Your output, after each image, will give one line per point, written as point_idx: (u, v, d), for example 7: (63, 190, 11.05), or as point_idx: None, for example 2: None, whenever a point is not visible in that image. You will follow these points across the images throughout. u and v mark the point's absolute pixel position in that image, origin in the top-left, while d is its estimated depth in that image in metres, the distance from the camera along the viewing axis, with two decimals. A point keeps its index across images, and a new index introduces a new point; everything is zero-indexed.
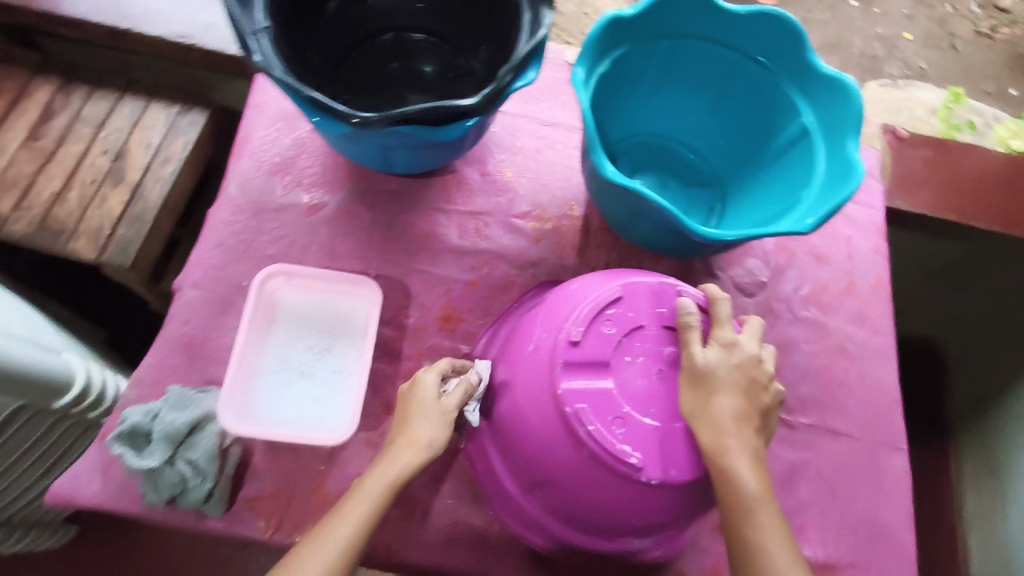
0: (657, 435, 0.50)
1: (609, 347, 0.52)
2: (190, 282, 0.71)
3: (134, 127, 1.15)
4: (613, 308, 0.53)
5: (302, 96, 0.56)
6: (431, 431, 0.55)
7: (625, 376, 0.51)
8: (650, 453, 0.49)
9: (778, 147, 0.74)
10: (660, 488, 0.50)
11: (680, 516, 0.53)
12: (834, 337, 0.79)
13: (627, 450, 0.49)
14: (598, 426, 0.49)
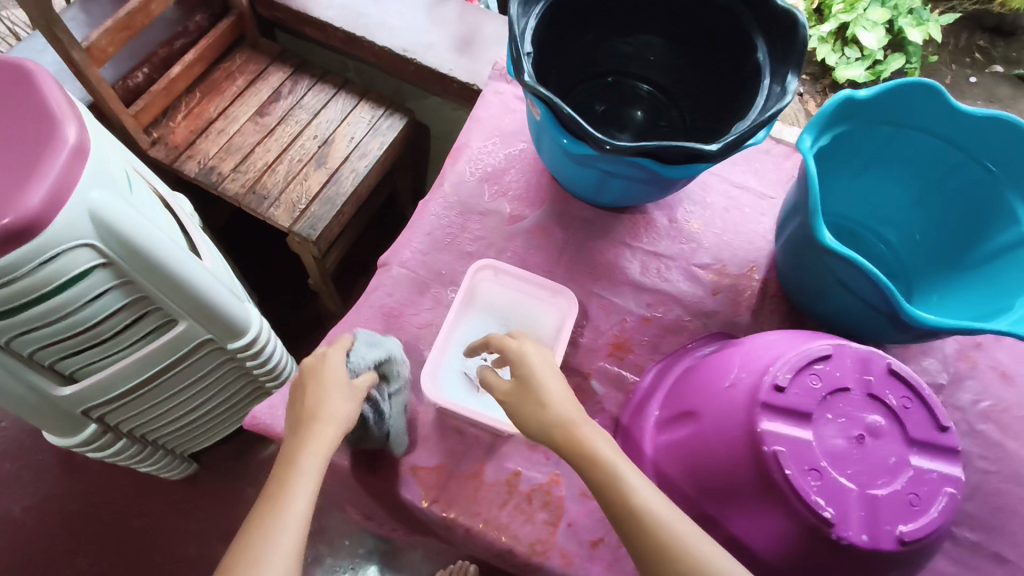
0: (854, 499, 0.49)
1: (813, 399, 0.52)
2: (398, 261, 0.78)
3: (343, 120, 1.28)
4: (821, 364, 0.54)
5: (560, 116, 0.62)
6: (345, 406, 0.59)
7: (824, 432, 0.52)
8: (843, 513, 0.49)
9: (987, 250, 0.72)
10: (845, 553, 0.49)
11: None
12: (1012, 460, 0.74)
13: (821, 505, 0.48)
14: (794, 473, 0.49)
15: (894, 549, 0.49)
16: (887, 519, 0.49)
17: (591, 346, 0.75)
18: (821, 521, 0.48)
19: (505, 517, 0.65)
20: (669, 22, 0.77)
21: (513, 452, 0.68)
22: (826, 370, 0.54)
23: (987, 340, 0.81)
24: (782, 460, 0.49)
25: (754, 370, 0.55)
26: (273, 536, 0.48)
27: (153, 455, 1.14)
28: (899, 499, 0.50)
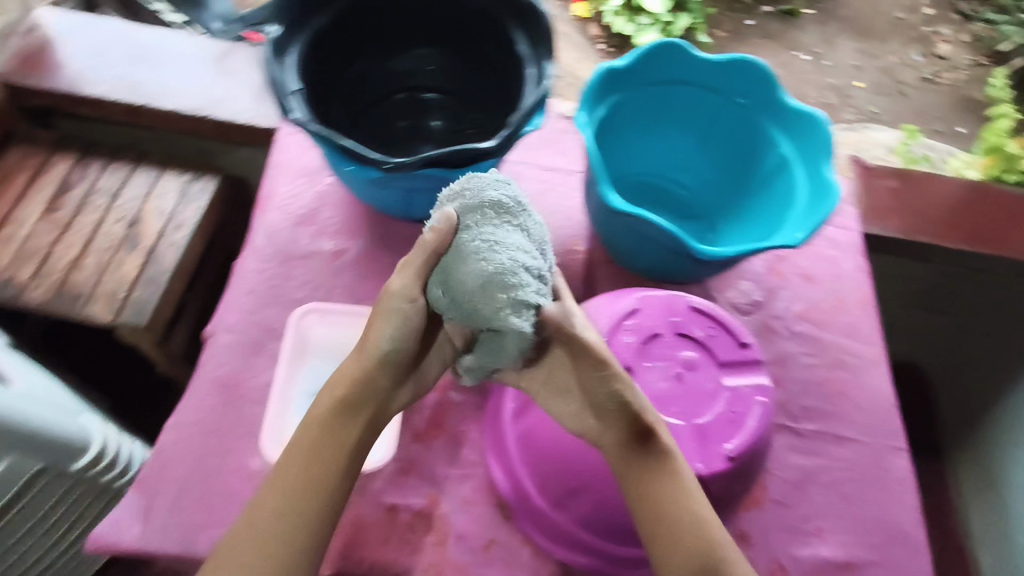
0: (683, 432, 0.54)
1: (630, 353, 0.57)
2: (225, 326, 0.74)
3: (147, 196, 1.19)
4: (631, 320, 0.58)
5: (337, 146, 0.62)
6: (392, 358, 0.54)
7: (647, 379, 0.56)
8: (678, 449, 0.54)
9: (763, 175, 0.81)
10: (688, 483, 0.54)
11: (706, 513, 0.57)
12: (830, 350, 0.84)
13: (654, 447, 0.54)
14: (625, 425, 0.54)
15: (728, 466, 0.54)
16: (715, 440, 0.55)
17: None
18: (657, 461, 0.53)
19: (391, 552, 0.64)
20: (435, 29, 0.79)
21: (386, 485, 0.67)
22: (640, 320, 0.58)
23: (788, 252, 0.91)
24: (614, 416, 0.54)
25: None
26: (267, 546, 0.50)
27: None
28: (723, 419, 0.55)
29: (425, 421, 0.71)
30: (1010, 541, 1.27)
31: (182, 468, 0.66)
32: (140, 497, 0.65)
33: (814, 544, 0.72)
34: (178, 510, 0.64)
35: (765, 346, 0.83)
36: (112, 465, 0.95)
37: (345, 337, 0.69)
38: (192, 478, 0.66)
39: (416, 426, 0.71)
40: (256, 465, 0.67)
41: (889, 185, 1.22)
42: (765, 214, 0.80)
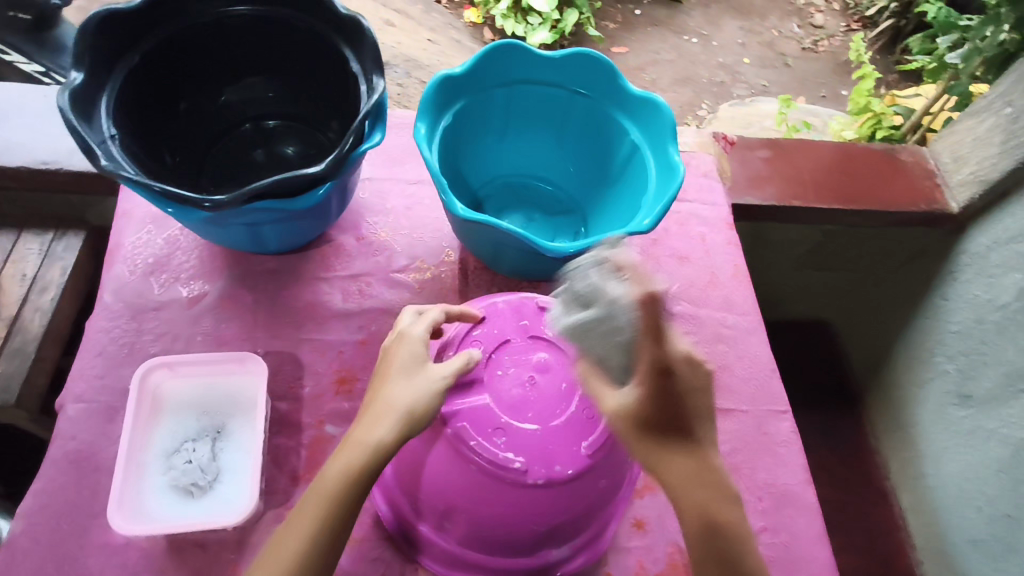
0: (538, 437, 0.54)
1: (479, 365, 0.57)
2: (72, 395, 0.69)
3: (5, 261, 1.04)
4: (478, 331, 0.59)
5: (154, 192, 0.59)
6: (389, 418, 0.53)
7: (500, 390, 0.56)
8: (533, 455, 0.54)
9: (618, 163, 0.82)
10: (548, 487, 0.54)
11: (577, 512, 0.58)
12: (707, 326, 0.86)
13: (510, 457, 0.53)
14: (477, 439, 0.53)
15: (585, 464, 0.54)
16: (570, 440, 0.54)
17: (315, 393, 0.73)
18: (514, 471, 0.53)
19: None
20: (267, 56, 0.77)
21: (265, 536, 0.64)
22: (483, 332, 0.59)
23: (660, 235, 0.93)
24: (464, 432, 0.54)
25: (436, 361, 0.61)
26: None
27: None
28: (577, 419, 0.55)
29: (303, 461, 0.68)
30: (923, 479, 1.31)
31: (31, 557, 0.61)
32: None
33: None
34: None
35: None
36: None
37: (200, 387, 0.66)
38: (45, 566, 0.61)
39: (293, 467, 0.68)
40: (118, 539, 0.62)
41: (762, 156, 1.27)
42: (624, 203, 0.81)
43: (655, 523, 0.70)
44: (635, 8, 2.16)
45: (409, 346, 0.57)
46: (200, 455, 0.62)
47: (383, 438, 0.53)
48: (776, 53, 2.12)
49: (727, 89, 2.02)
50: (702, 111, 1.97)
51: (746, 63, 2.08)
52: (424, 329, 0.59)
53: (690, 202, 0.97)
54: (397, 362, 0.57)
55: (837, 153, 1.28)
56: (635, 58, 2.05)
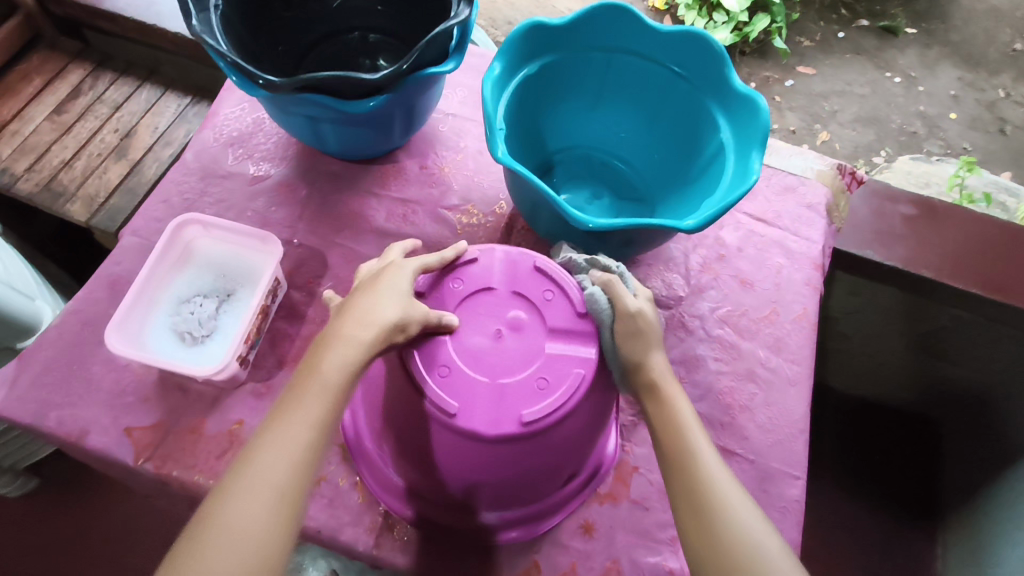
0: (481, 389, 0.53)
1: (452, 301, 0.57)
2: (130, 229, 0.76)
3: (146, 112, 1.18)
4: (466, 269, 0.58)
5: (226, 60, 0.63)
6: (375, 318, 0.51)
7: (462, 330, 0.55)
8: (469, 404, 0.52)
9: (702, 162, 0.75)
10: (475, 440, 0.52)
11: (503, 480, 0.56)
12: (745, 361, 0.77)
13: (447, 399, 0.52)
14: (419, 372, 0.53)
15: (516, 432, 0.51)
16: (511, 405, 0.52)
17: (328, 294, 0.75)
18: (445, 413, 0.52)
19: (222, 466, 0.65)
20: None
21: (238, 404, 0.68)
22: (469, 273, 0.58)
23: (730, 252, 0.85)
24: (413, 359, 0.53)
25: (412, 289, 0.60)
26: (263, 454, 0.46)
27: (13, 480, 1.04)
28: (527, 384, 0.53)
29: (294, 349, 0.71)
30: None
31: (52, 349, 0.69)
32: (11, 368, 0.68)
33: (663, 552, 0.66)
34: (38, 386, 0.67)
35: (673, 344, 0.78)
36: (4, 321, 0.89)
37: (225, 252, 0.70)
38: (60, 359, 0.69)
39: (283, 352, 0.71)
40: (121, 359, 0.69)
41: (903, 212, 1.11)
42: (692, 201, 0.74)
43: (603, 531, 0.66)
44: (840, 30, 1.83)
45: (398, 274, 0.55)
46: (204, 310, 0.67)
47: (368, 343, 0.51)
48: (993, 115, 1.72)
49: (917, 142, 1.69)
50: (878, 159, 1.67)
51: (952, 119, 1.71)
52: (415, 267, 0.56)
53: (780, 228, 0.87)
54: (381, 285, 0.54)
55: (1000, 233, 1.09)
56: (821, 83, 1.76)
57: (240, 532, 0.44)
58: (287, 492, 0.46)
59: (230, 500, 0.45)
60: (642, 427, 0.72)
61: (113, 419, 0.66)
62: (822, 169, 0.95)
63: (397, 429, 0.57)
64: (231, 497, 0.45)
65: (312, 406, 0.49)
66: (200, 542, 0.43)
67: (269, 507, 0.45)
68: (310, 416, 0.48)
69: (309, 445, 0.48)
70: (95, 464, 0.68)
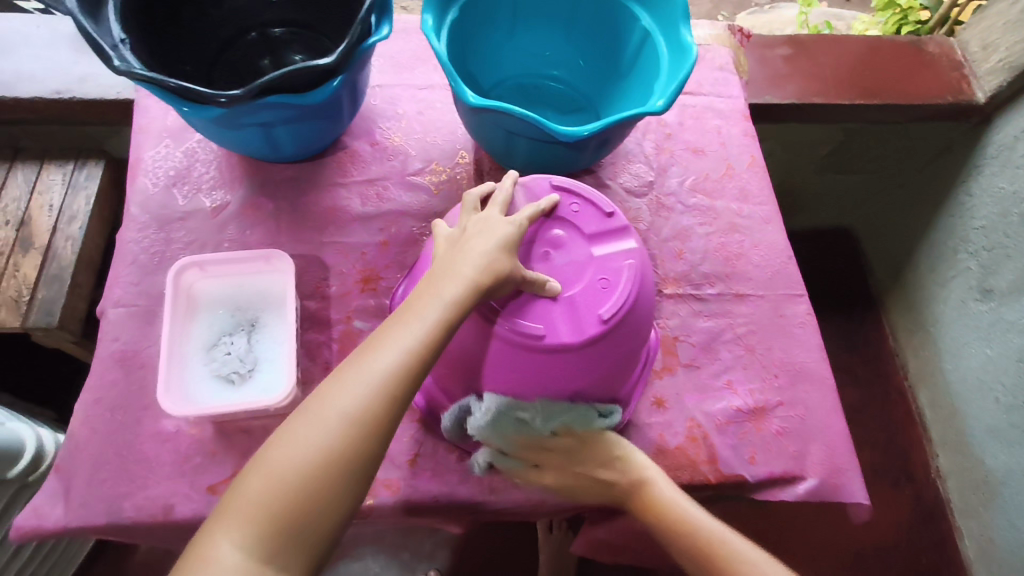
0: (557, 308, 0.59)
1: None
2: (112, 302, 0.72)
3: (32, 193, 1.07)
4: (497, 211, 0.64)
5: (168, 90, 0.60)
6: (481, 265, 0.57)
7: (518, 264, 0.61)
8: (552, 323, 0.59)
9: (631, 52, 0.80)
10: (568, 350, 0.59)
11: (598, 380, 0.63)
12: (724, 216, 0.86)
13: (532, 325, 0.58)
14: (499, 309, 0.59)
15: (601, 329, 0.59)
16: (587, 309, 0.59)
17: (341, 292, 0.75)
18: (536, 336, 0.58)
19: None
20: None
21: None
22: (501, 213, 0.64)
23: (674, 129, 0.92)
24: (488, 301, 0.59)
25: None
26: (378, 350, 0.53)
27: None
28: (592, 288, 0.60)
29: (335, 354, 0.72)
30: (955, 383, 1.32)
31: (93, 445, 0.66)
32: (57, 480, 0.64)
33: (725, 397, 0.74)
34: (97, 485, 0.64)
35: (661, 224, 0.84)
36: (11, 451, 0.84)
37: (231, 286, 0.69)
38: (105, 450, 0.66)
39: (325, 359, 0.71)
40: (170, 427, 0.67)
41: (782, 53, 1.22)
42: (637, 89, 0.79)
43: (672, 401, 0.74)
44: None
45: (504, 225, 0.60)
46: (238, 346, 0.66)
47: (471, 277, 0.56)
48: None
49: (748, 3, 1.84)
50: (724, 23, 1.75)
51: None
52: (521, 217, 0.61)
53: (704, 94, 0.95)
54: (493, 231, 0.59)
55: (862, 48, 1.23)
56: None
57: (350, 410, 0.51)
58: (394, 394, 0.52)
59: (341, 381, 0.52)
60: (667, 302, 0.80)
61: (191, 483, 0.65)
62: (716, 33, 1.03)
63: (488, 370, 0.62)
64: (344, 380, 0.52)
65: (423, 316, 0.54)
66: (313, 413, 0.51)
67: (372, 396, 0.51)
68: (416, 325, 0.54)
69: (417, 353, 0.53)
70: (189, 534, 0.66)
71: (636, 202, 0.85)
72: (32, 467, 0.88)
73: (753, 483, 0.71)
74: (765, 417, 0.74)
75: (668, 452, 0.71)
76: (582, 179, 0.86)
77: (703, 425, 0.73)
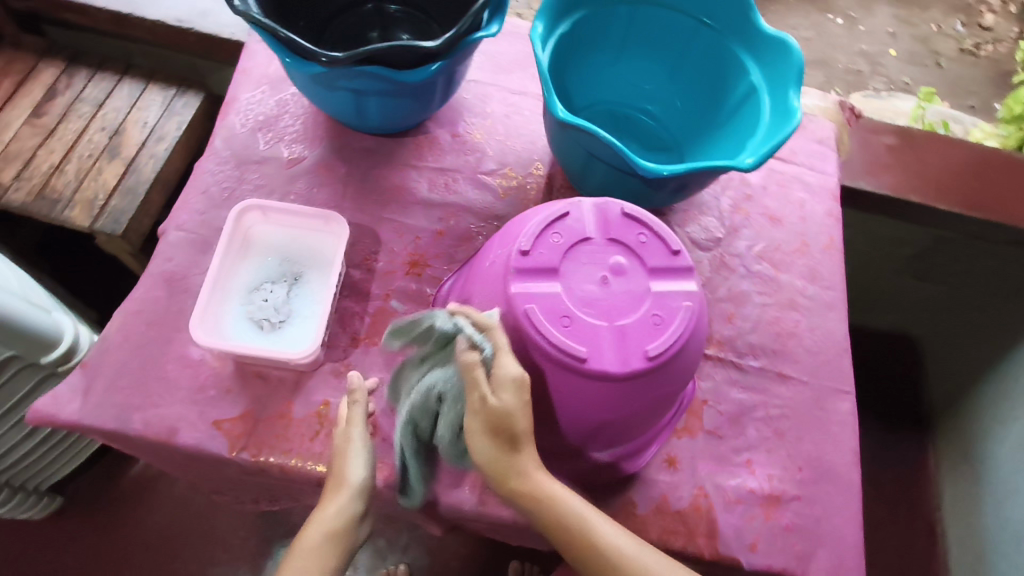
0: (604, 334, 0.56)
1: (556, 254, 0.59)
2: (175, 224, 0.75)
3: (132, 107, 1.13)
4: (561, 222, 0.61)
5: (277, 39, 0.62)
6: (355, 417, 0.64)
7: (572, 281, 0.58)
8: (596, 348, 0.55)
9: (731, 105, 0.78)
10: (606, 380, 0.56)
11: (627, 416, 0.60)
12: (786, 291, 0.82)
13: (575, 346, 0.55)
14: (544, 324, 0.55)
15: (644, 366, 0.55)
16: (635, 342, 0.56)
17: (387, 268, 0.76)
18: (577, 359, 0.55)
19: (319, 446, 0.66)
20: None
21: (321, 384, 0.69)
22: (564, 226, 0.60)
23: (756, 191, 0.89)
24: (534, 314, 0.56)
25: (505, 248, 0.61)
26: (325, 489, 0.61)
27: (37, 500, 1.08)
28: (644, 322, 0.57)
29: (365, 327, 0.72)
30: (991, 529, 1.23)
31: (121, 352, 0.68)
32: (80, 376, 0.67)
33: (741, 474, 0.71)
34: (115, 390, 0.66)
35: (718, 282, 0.82)
36: (51, 340, 0.88)
37: (286, 237, 0.70)
38: (130, 360, 0.68)
39: (355, 330, 0.72)
40: (194, 355, 0.68)
41: (887, 143, 1.17)
42: (728, 142, 0.77)
43: (685, 463, 0.71)
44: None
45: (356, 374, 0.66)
46: (276, 296, 0.67)
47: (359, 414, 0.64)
48: (928, 49, 1.76)
49: (863, 81, 1.70)
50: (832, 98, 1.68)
51: (892, 56, 1.74)
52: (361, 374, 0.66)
53: (797, 164, 0.92)
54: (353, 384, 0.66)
55: (972, 155, 1.17)
56: None
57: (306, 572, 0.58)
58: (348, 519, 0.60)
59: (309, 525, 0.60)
60: (705, 363, 0.77)
61: (199, 414, 0.66)
62: (826, 105, 1.00)
63: None
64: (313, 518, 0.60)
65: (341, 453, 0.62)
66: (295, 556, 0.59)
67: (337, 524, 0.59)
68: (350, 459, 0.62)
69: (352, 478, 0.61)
70: (186, 461, 0.67)
71: (699, 255, 0.83)
72: (66, 361, 0.92)
73: (747, 571, 0.67)
74: (778, 506, 0.70)
75: (667, 514, 0.68)
76: None
77: (710, 496, 0.69)
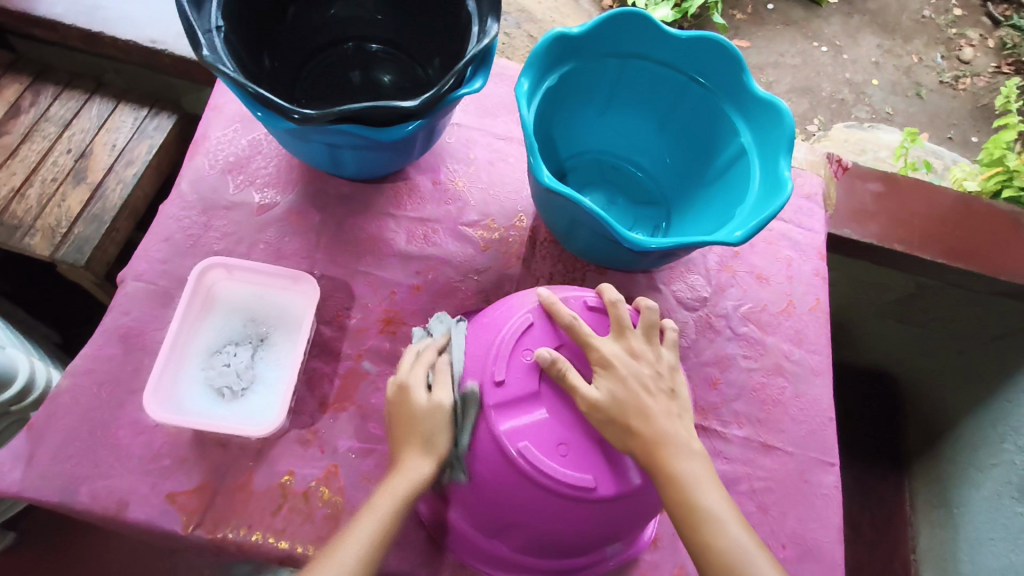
0: (599, 451, 0.56)
1: (532, 378, 0.57)
2: (134, 273, 0.70)
3: (100, 128, 1.08)
4: (527, 339, 0.60)
5: (247, 92, 0.58)
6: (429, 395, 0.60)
7: (554, 401, 0.58)
8: (598, 470, 0.55)
9: (720, 165, 0.76)
10: (617, 501, 0.55)
11: (630, 524, 0.59)
12: (772, 355, 0.80)
13: (579, 474, 0.54)
14: (545, 460, 0.54)
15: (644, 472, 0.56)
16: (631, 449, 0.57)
17: (360, 326, 0.72)
18: (584, 488, 0.54)
19: (280, 522, 0.62)
20: None
21: (285, 454, 0.65)
22: (530, 341, 0.60)
23: (743, 248, 0.87)
24: (530, 450, 0.54)
25: (476, 377, 0.59)
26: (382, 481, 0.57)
27: None
28: None
29: (335, 391, 0.68)
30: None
31: (70, 416, 0.63)
32: (25, 441, 0.62)
33: None
34: (62, 459, 0.62)
35: (704, 344, 0.79)
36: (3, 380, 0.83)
37: (252, 294, 0.67)
38: (80, 425, 0.63)
39: (323, 394, 0.68)
40: (149, 420, 0.64)
41: (872, 190, 1.16)
42: (716, 204, 0.75)
43: (667, 540, 0.68)
44: (769, 1, 1.80)
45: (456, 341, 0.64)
46: (239, 359, 0.63)
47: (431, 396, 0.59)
48: (910, 80, 1.73)
49: (846, 109, 1.69)
50: (813, 127, 1.66)
51: (876, 85, 1.72)
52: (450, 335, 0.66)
53: (784, 221, 0.90)
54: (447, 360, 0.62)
55: (953, 202, 1.16)
56: (756, 56, 1.73)
57: (400, 493, 0.56)
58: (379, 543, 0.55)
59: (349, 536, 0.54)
60: None
61: (153, 486, 0.62)
62: (813, 158, 0.99)
63: (523, 523, 0.56)
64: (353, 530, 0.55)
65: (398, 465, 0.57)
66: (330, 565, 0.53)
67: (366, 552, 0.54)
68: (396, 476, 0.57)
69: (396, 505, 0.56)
70: (137, 534, 0.63)
71: (685, 316, 0.80)
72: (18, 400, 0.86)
73: None
74: None
75: None
76: (634, 277, 0.81)
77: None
